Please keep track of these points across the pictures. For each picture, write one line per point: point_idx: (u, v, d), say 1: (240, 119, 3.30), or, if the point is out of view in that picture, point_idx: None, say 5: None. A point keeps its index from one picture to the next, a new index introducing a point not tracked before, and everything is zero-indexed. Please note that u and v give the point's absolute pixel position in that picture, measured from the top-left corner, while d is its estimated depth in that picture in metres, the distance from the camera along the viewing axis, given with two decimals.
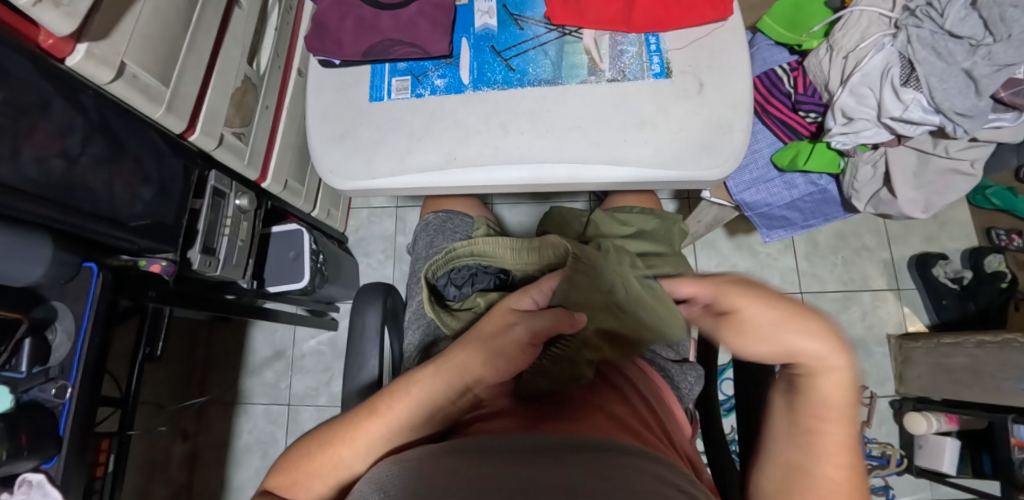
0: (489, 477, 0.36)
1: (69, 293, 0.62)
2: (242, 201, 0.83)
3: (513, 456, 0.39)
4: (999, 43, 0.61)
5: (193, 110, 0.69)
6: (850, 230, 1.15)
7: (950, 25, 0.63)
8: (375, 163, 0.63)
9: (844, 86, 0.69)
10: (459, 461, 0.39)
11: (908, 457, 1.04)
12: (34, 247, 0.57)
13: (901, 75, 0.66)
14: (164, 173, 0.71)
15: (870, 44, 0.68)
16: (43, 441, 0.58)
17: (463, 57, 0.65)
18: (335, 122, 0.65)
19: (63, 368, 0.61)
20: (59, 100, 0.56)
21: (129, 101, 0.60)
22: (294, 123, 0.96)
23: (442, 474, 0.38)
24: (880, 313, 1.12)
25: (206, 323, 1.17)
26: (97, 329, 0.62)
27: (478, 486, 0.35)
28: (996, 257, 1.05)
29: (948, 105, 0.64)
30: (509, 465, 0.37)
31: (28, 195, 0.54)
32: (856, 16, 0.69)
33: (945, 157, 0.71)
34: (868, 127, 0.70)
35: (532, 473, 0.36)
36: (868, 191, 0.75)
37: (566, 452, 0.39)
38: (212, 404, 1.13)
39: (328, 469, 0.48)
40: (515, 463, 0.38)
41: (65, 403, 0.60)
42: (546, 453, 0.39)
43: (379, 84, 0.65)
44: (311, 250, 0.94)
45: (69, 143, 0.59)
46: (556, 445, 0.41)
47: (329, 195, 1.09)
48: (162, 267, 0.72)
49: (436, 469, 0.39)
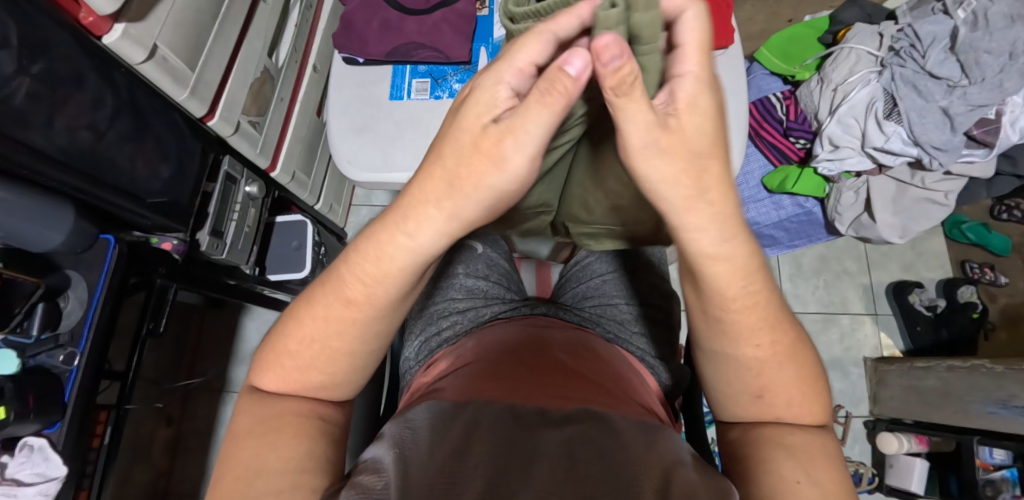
0: (497, 454, 0.39)
1: (85, 263, 0.63)
2: (251, 188, 0.85)
3: (506, 428, 0.42)
4: (973, 85, 0.68)
5: (214, 95, 0.72)
6: (831, 255, 1.21)
7: (930, 66, 0.70)
8: (391, 156, 0.66)
9: (832, 116, 0.75)
10: (462, 427, 0.42)
11: (879, 476, 1.10)
12: (57, 215, 0.58)
13: (884, 109, 0.72)
14: (183, 154, 0.73)
15: (857, 78, 0.74)
16: (49, 405, 0.58)
17: (481, 64, 0.69)
18: (354, 117, 0.68)
19: (73, 335, 0.61)
20: (94, 75, 0.58)
21: (157, 83, 0.63)
22: (308, 117, 0.99)
23: (467, 442, 0.40)
24: (858, 336, 1.17)
25: (199, 309, 1.16)
26: (108, 300, 0.63)
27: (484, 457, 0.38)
28: (968, 288, 1.14)
29: (926, 138, 0.70)
30: (507, 433, 0.41)
31: (56, 162, 0.55)
32: (846, 52, 0.76)
33: (921, 187, 0.76)
34: (852, 155, 0.75)
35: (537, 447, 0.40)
36: (849, 215, 0.79)
37: (559, 425, 0.43)
38: (201, 390, 1.13)
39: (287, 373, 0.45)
40: (508, 430, 0.41)
41: (72, 370, 0.60)
42: (538, 423, 0.43)
43: (400, 83, 0.69)
44: (313, 241, 0.96)
45: (97, 117, 0.60)
46: (553, 417, 0.44)
47: (332, 189, 1.12)
48: (173, 245, 0.72)
49: (461, 442, 0.40)
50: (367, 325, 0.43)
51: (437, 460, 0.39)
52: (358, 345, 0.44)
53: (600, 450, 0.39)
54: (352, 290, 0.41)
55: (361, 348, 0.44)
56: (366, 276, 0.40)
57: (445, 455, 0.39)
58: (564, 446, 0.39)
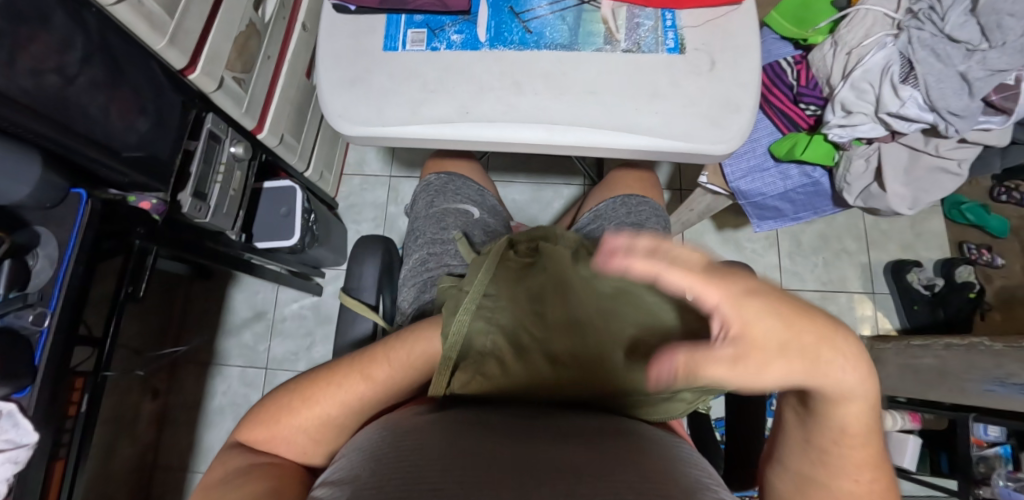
0: (490, 460, 0.34)
1: (54, 219, 0.59)
2: (237, 149, 0.81)
3: (500, 442, 0.36)
4: (994, 49, 0.66)
5: (195, 47, 0.69)
6: (832, 233, 1.18)
7: (949, 29, 0.68)
8: (385, 110, 0.62)
9: (845, 80, 0.72)
10: (452, 435, 0.37)
11: None
12: (23, 165, 0.54)
13: (901, 73, 0.69)
14: (162, 107, 0.68)
15: (873, 41, 0.72)
16: (17, 368, 0.54)
17: (481, 15, 0.65)
18: (345, 69, 0.64)
19: (43, 294, 0.57)
20: (61, 13, 0.53)
21: (133, 27, 0.59)
22: (296, 78, 0.94)
23: (464, 450, 0.35)
24: (855, 315, 1.15)
25: (185, 279, 1.11)
26: (82, 258, 0.59)
27: (483, 466, 0.33)
28: (966, 268, 1.11)
29: (943, 103, 0.67)
30: (503, 447, 0.35)
31: (20, 106, 0.50)
32: (862, 14, 0.73)
33: (935, 155, 0.72)
34: (865, 121, 0.72)
35: (542, 455, 0.34)
36: (859, 185, 0.75)
37: (566, 438, 0.37)
38: (187, 361, 1.09)
39: (285, 430, 0.47)
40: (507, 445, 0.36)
41: (44, 331, 0.57)
42: (546, 437, 0.37)
43: (395, 33, 0.65)
44: (302, 208, 0.92)
45: (66, 60, 0.55)
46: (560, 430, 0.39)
47: (322, 156, 1.07)
48: (153, 204, 0.68)
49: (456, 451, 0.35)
50: (365, 405, 0.48)
51: (422, 467, 0.33)
52: (351, 419, 0.48)
53: (619, 458, 0.35)
54: (368, 372, 0.48)
55: (350, 419, 0.48)
56: (366, 363, 0.49)
57: (434, 467, 0.33)
58: (573, 458, 0.34)
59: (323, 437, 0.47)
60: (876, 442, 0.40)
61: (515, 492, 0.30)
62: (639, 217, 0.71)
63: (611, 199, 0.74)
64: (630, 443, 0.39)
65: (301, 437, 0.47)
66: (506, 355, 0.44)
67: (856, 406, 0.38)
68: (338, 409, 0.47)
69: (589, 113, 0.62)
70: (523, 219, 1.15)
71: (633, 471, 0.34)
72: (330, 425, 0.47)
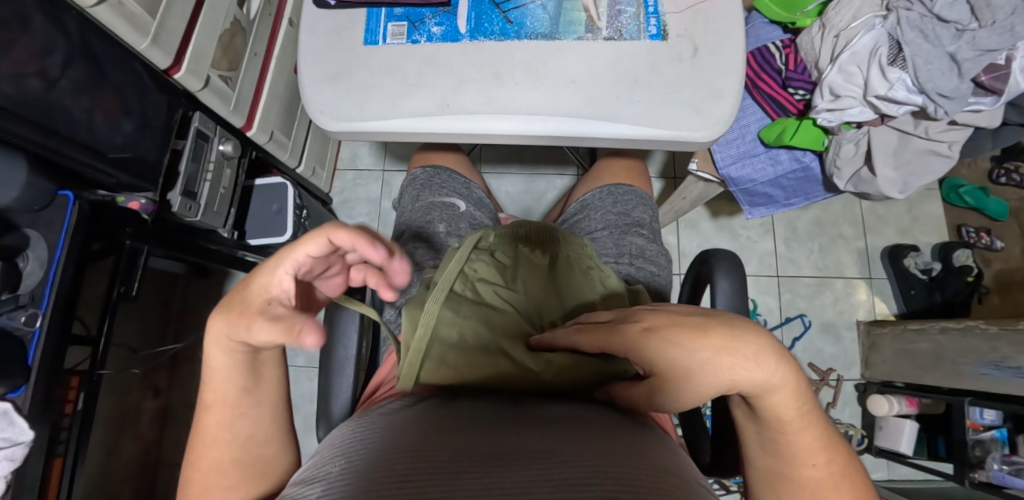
0: (460, 446, 0.34)
1: (44, 221, 0.59)
2: (226, 147, 0.81)
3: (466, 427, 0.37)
4: (983, 28, 0.64)
5: (179, 46, 0.70)
6: (828, 219, 1.17)
7: (938, 9, 0.66)
8: (366, 105, 0.62)
9: (833, 64, 0.71)
10: (422, 428, 0.37)
11: (868, 437, 1.08)
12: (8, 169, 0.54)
13: (888, 55, 0.68)
14: (148, 108, 0.68)
15: (860, 24, 0.70)
16: (11, 369, 0.55)
17: (461, 7, 0.65)
18: (326, 65, 0.64)
19: (34, 295, 0.58)
20: (40, 16, 0.53)
21: (114, 29, 0.60)
22: (284, 75, 0.94)
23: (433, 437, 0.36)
24: (852, 300, 1.14)
25: (183, 277, 1.13)
26: (71, 259, 0.60)
27: (452, 453, 0.34)
28: (965, 252, 1.11)
29: (931, 85, 0.66)
30: (470, 436, 0.36)
31: (3, 111, 0.51)
32: None
33: (925, 138, 0.71)
34: (853, 105, 0.71)
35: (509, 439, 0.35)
36: (848, 170, 0.75)
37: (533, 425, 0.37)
38: (186, 358, 1.11)
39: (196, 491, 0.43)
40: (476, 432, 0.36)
41: (36, 331, 0.58)
42: (500, 422, 0.38)
43: (375, 27, 0.65)
44: (294, 205, 0.93)
45: (48, 63, 0.56)
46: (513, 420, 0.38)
47: (315, 152, 1.08)
48: (141, 204, 0.69)
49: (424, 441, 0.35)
50: (234, 422, 0.44)
51: (390, 459, 0.34)
52: (242, 438, 0.44)
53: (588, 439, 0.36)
54: (211, 394, 0.44)
55: (249, 436, 0.45)
56: (208, 399, 0.44)
57: (408, 455, 0.34)
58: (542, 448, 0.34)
59: (239, 468, 0.44)
60: (821, 427, 0.42)
61: (485, 483, 0.31)
62: (627, 206, 0.71)
63: (597, 189, 0.73)
64: (614, 429, 0.39)
65: (219, 488, 0.44)
66: (474, 341, 0.46)
67: (782, 392, 0.40)
68: (220, 443, 0.44)
69: (570, 104, 0.62)
70: (516, 211, 1.15)
71: (614, 457, 0.34)
72: (234, 457, 0.44)
